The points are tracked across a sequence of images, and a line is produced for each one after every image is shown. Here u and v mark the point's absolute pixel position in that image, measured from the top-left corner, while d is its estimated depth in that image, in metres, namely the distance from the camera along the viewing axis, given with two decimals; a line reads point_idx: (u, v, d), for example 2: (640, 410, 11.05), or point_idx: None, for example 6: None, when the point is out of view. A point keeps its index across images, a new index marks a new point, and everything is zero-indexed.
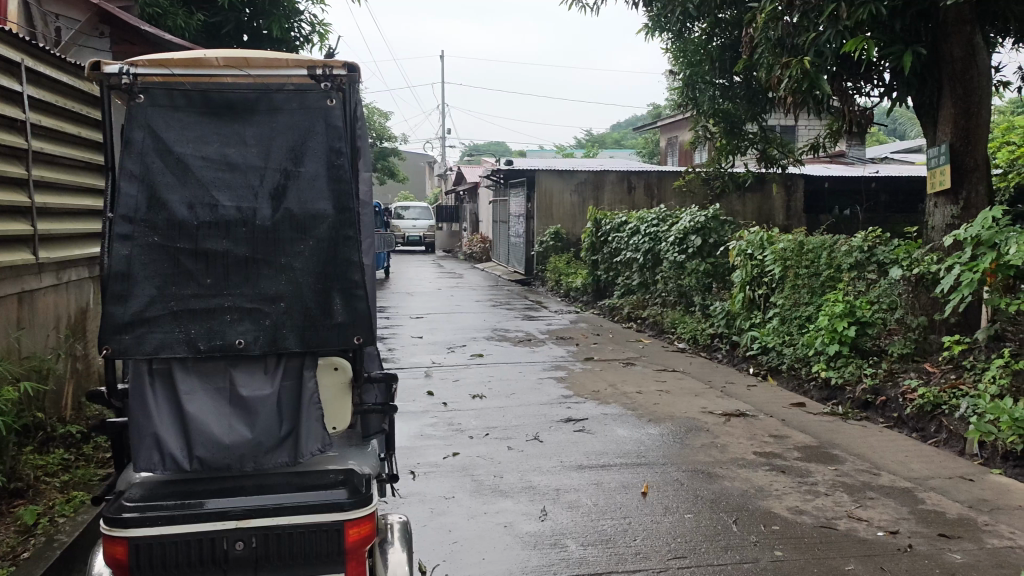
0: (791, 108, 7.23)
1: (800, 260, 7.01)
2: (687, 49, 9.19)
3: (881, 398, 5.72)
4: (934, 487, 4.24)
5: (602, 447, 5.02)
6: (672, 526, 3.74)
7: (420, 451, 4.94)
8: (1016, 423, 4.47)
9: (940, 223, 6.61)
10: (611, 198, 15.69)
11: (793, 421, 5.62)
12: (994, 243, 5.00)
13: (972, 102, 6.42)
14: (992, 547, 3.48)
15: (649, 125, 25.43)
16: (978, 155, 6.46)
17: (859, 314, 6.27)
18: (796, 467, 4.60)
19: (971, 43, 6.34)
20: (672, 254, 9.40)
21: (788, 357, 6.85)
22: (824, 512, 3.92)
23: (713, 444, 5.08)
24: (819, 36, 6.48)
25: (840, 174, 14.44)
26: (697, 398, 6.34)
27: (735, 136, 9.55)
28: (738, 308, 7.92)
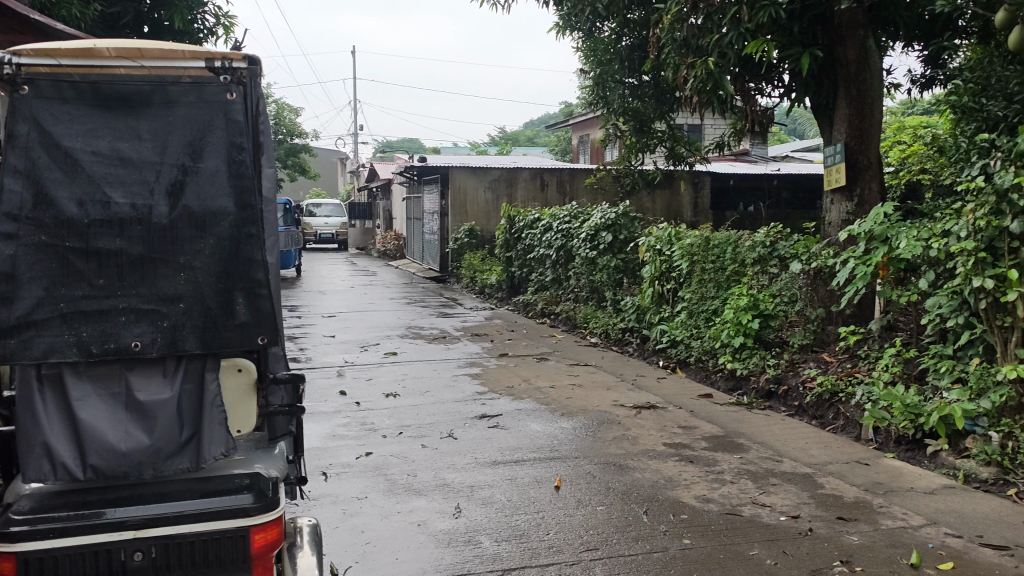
0: (697, 107, 7.42)
1: (706, 255, 7.21)
2: (597, 48, 9.32)
3: (783, 387, 5.94)
4: (832, 472, 4.42)
5: (516, 443, 5.04)
6: (584, 519, 3.78)
7: (332, 451, 4.86)
8: (908, 409, 4.73)
9: (836, 219, 6.87)
10: (524, 195, 15.80)
11: (701, 412, 5.77)
12: (886, 237, 5.25)
13: (865, 103, 6.72)
14: (887, 528, 3.65)
15: (560, 124, 25.69)
16: (871, 155, 6.77)
17: (762, 306, 6.48)
18: (704, 457, 4.73)
19: (863, 46, 6.62)
20: (584, 250, 9.53)
21: (695, 349, 7.04)
22: (730, 499, 4.05)
23: (624, 436, 5.17)
24: (722, 38, 6.63)
25: (745, 172, 14.92)
26: (609, 391, 6.45)
27: (645, 134, 9.76)
28: (647, 302, 8.08)
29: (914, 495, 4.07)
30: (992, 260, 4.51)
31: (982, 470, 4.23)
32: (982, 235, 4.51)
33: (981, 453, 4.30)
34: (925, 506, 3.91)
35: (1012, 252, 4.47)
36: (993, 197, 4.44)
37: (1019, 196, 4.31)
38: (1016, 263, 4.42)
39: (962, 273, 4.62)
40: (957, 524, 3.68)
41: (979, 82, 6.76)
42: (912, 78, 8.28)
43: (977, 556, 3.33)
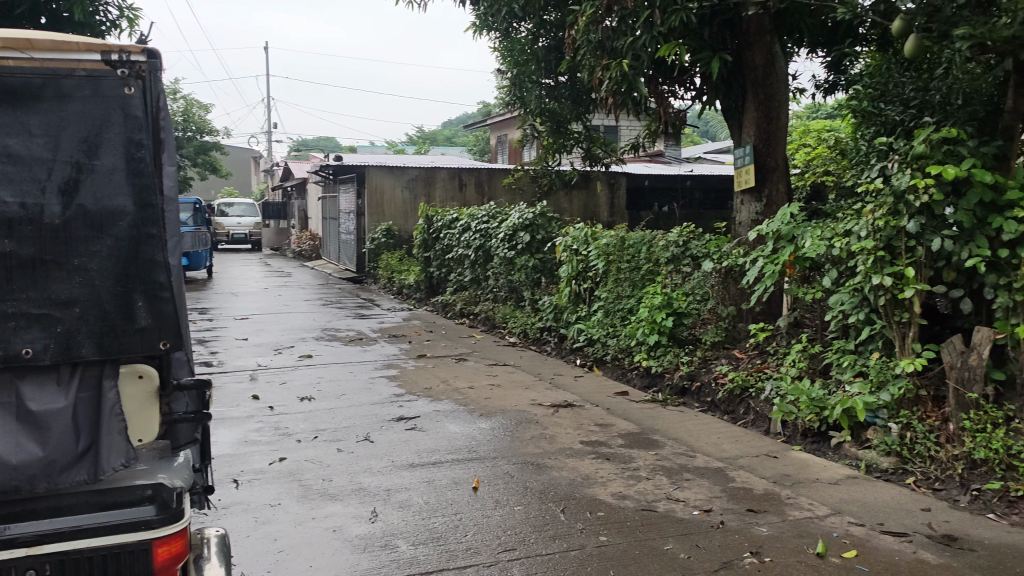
0: (611, 109, 7.51)
1: (621, 255, 7.31)
2: (513, 48, 9.32)
3: (696, 384, 6.07)
4: (743, 466, 4.54)
5: (434, 445, 5.00)
6: (502, 519, 3.78)
7: (243, 458, 4.72)
8: (814, 403, 4.90)
9: (746, 219, 7.05)
10: (441, 195, 15.75)
11: (618, 409, 5.85)
12: (793, 237, 5.43)
13: (772, 106, 6.92)
14: (794, 518, 3.76)
15: (478, 123, 25.70)
16: (777, 156, 6.96)
17: (676, 305, 6.57)
18: (619, 454, 4.79)
19: (770, 51, 6.83)
20: (502, 250, 9.53)
21: (612, 347, 7.12)
22: (645, 495, 4.10)
23: (542, 435, 5.19)
24: (635, 41, 6.73)
25: (659, 173, 15.18)
26: (527, 390, 6.47)
27: (561, 135, 9.85)
28: (564, 302, 8.13)
29: (820, 485, 4.21)
30: (890, 258, 4.71)
31: (883, 460, 4.42)
32: (882, 234, 4.69)
33: (882, 444, 4.48)
34: (830, 496, 4.04)
35: (908, 251, 4.68)
36: (890, 198, 4.63)
37: (915, 196, 4.52)
38: (912, 262, 4.63)
39: (863, 271, 4.79)
40: (860, 513, 3.82)
41: (878, 88, 7.04)
42: (816, 83, 8.57)
43: (879, 544, 3.47)
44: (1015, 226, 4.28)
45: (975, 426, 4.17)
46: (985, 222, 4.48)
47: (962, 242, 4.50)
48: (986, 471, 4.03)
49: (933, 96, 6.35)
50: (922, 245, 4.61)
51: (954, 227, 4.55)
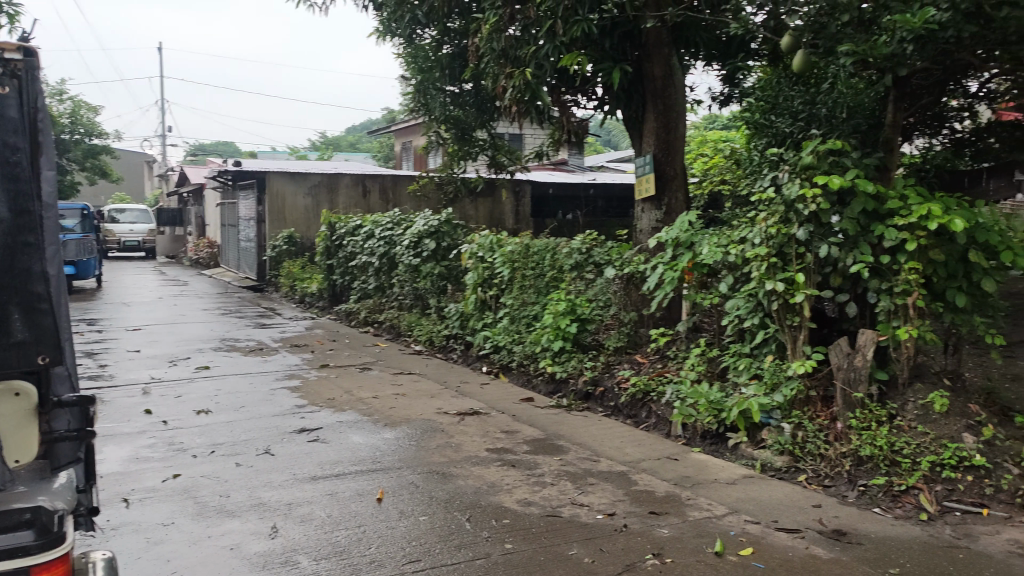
0: (515, 117, 7.55)
1: (526, 262, 7.40)
2: (417, 55, 9.24)
3: (600, 389, 6.16)
4: (645, 469, 4.62)
5: (337, 456, 4.90)
6: (406, 530, 3.73)
7: (135, 476, 4.51)
8: (712, 405, 5.04)
9: (646, 226, 7.19)
10: (345, 202, 15.53)
11: (523, 416, 5.87)
12: (691, 244, 5.60)
13: (671, 117, 7.11)
14: (694, 519, 3.86)
15: (382, 129, 25.45)
16: (676, 165, 7.15)
17: (580, 311, 6.67)
18: (525, 460, 4.81)
19: (668, 63, 7.03)
20: (406, 257, 9.42)
21: (517, 354, 7.13)
22: (550, 501, 4.13)
23: (447, 444, 5.15)
24: (538, 50, 6.82)
25: (563, 181, 15.35)
26: (432, 398, 6.42)
27: (467, 142, 9.87)
28: (470, 309, 8.11)
29: (718, 486, 4.33)
30: (781, 264, 4.89)
31: (776, 459, 4.57)
32: (774, 241, 4.89)
33: (775, 443, 4.63)
34: (727, 496, 4.16)
35: (798, 257, 4.87)
36: (782, 207, 4.85)
37: (803, 205, 4.72)
38: (802, 267, 4.82)
39: (757, 277, 4.97)
40: (755, 511, 3.95)
41: (769, 101, 7.35)
42: (712, 95, 8.84)
43: (774, 540, 3.59)
44: (895, 233, 4.49)
45: (861, 424, 4.39)
46: (868, 230, 4.69)
47: (847, 249, 4.70)
48: (872, 467, 4.23)
49: (820, 109, 6.67)
50: (811, 252, 4.81)
51: (840, 235, 4.75)
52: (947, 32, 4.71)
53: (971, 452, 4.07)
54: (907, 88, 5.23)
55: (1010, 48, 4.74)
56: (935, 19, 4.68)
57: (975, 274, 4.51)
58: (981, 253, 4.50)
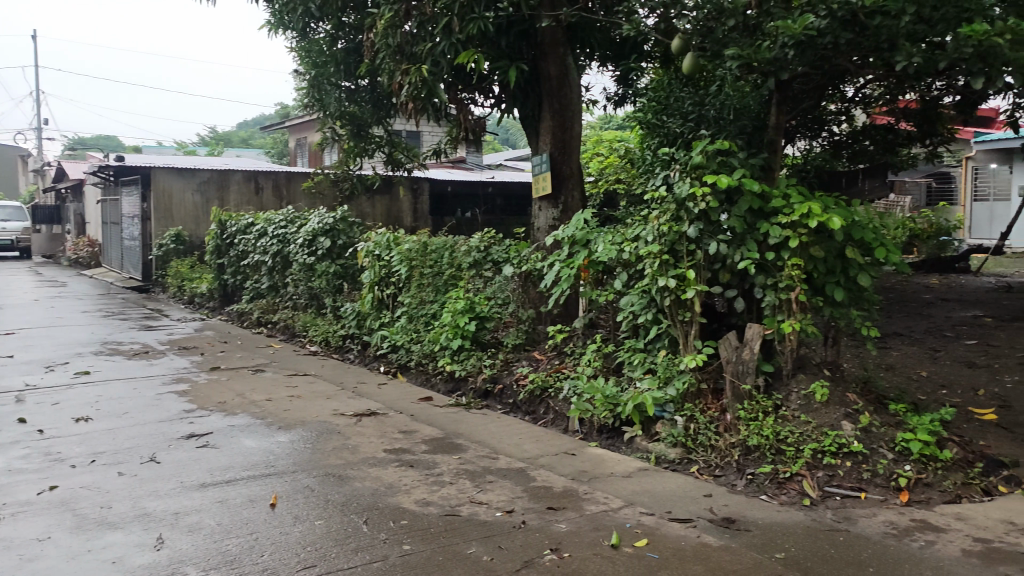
0: (411, 114, 7.49)
1: (424, 260, 7.38)
2: (311, 49, 9.05)
3: (499, 386, 6.17)
4: (543, 465, 4.66)
5: (227, 462, 4.74)
6: (301, 535, 3.63)
7: (6, 489, 4.23)
8: (608, 400, 5.12)
9: (543, 224, 7.24)
10: (236, 199, 15.07)
11: (422, 415, 5.82)
12: (586, 242, 5.67)
13: (567, 116, 7.19)
14: (591, 513, 3.91)
15: (276, 125, 24.79)
16: (572, 164, 7.24)
17: (478, 309, 6.69)
18: (424, 460, 4.77)
19: (563, 63, 7.11)
20: (301, 256, 9.24)
21: (415, 354, 7.05)
22: (449, 500, 4.11)
23: (344, 446, 5.06)
24: (435, 47, 6.77)
25: (462, 179, 15.35)
26: (329, 400, 6.30)
27: (362, 139, 9.65)
28: (367, 309, 7.99)
29: (614, 479, 4.41)
30: (673, 261, 5.01)
31: (670, 451, 4.67)
32: (666, 239, 5.00)
33: (669, 436, 4.75)
34: (623, 489, 4.24)
35: (689, 254, 5.01)
36: (673, 205, 4.97)
37: (694, 204, 4.85)
38: (692, 264, 4.96)
39: (650, 274, 5.07)
40: (650, 503, 4.03)
41: (660, 102, 7.53)
42: (607, 95, 8.97)
43: (667, 531, 3.68)
44: (779, 230, 4.68)
45: (749, 415, 4.56)
46: (754, 228, 4.88)
47: (735, 246, 4.87)
48: (759, 456, 4.39)
49: (709, 111, 6.90)
50: (701, 249, 4.95)
51: (728, 232, 4.91)
52: (825, 38, 4.96)
53: (849, 439, 4.27)
54: (788, 91, 5.45)
55: (882, 54, 5.02)
56: (814, 25, 4.91)
57: (852, 269, 4.76)
58: (857, 250, 4.76)
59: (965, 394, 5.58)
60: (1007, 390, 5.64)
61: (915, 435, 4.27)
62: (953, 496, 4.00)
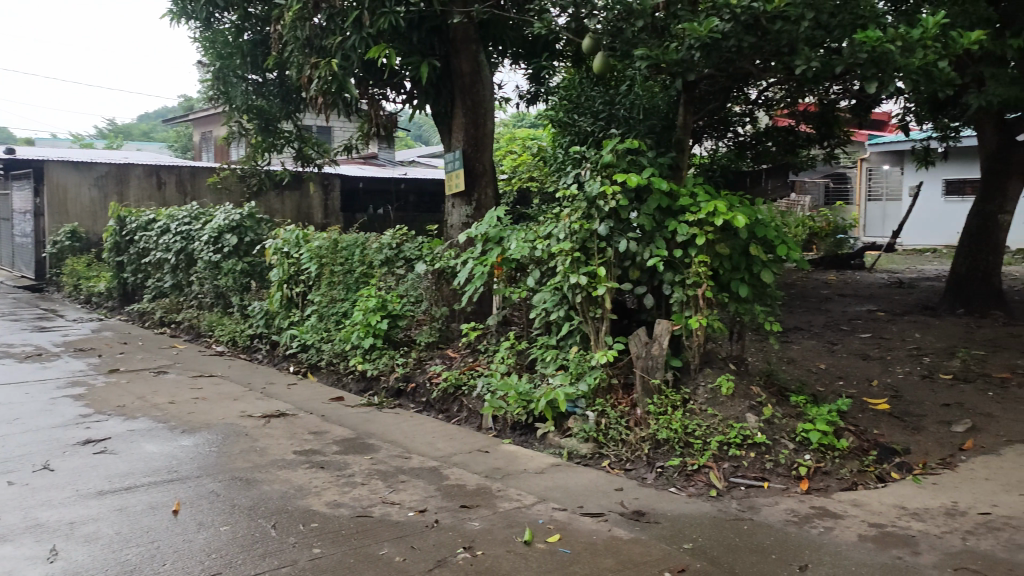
0: (320, 109, 7.36)
1: (334, 257, 7.26)
2: (215, 40, 8.76)
3: (412, 385, 6.12)
4: (456, 463, 4.64)
5: (127, 468, 4.55)
6: (205, 542, 3.52)
7: None
8: (521, 396, 5.12)
9: (456, 222, 7.20)
10: (136, 195, 14.33)
11: (333, 415, 5.72)
12: (499, 239, 5.68)
13: (480, 113, 7.18)
14: (504, 510, 3.92)
15: (180, 117, 23.98)
16: (485, 161, 7.23)
17: (391, 307, 6.63)
18: (334, 461, 4.68)
19: (476, 60, 7.09)
20: (206, 253, 8.96)
21: (326, 353, 6.91)
22: (360, 501, 4.05)
23: (252, 448, 4.92)
24: (345, 41, 6.67)
25: (373, 175, 15.19)
26: (235, 402, 6.12)
27: (271, 134, 9.39)
28: (275, 308, 7.79)
29: (527, 476, 4.42)
30: (584, 259, 5.06)
31: (582, 446, 4.71)
32: (577, 236, 5.05)
33: (581, 431, 4.80)
34: (536, 485, 4.26)
35: (600, 252, 5.07)
36: (583, 204, 5.02)
37: (604, 202, 4.92)
38: (603, 261, 5.03)
39: (562, 271, 5.10)
40: (562, 498, 4.07)
41: (572, 101, 7.58)
42: (520, 93, 8.98)
43: (579, 525, 3.71)
44: (687, 228, 4.79)
45: (659, 410, 4.65)
46: (663, 226, 4.97)
47: (644, 243, 4.96)
48: (668, 450, 4.48)
49: (619, 110, 7.01)
50: (611, 247, 5.03)
51: (638, 230, 5.00)
52: (729, 41, 5.09)
53: (753, 431, 4.40)
54: (695, 92, 5.57)
55: (782, 59, 5.18)
56: (719, 29, 5.03)
57: (755, 266, 4.90)
58: (761, 247, 4.91)
59: (860, 385, 5.84)
60: (899, 381, 5.94)
61: (815, 425, 4.43)
62: (850, 483, 4.17)
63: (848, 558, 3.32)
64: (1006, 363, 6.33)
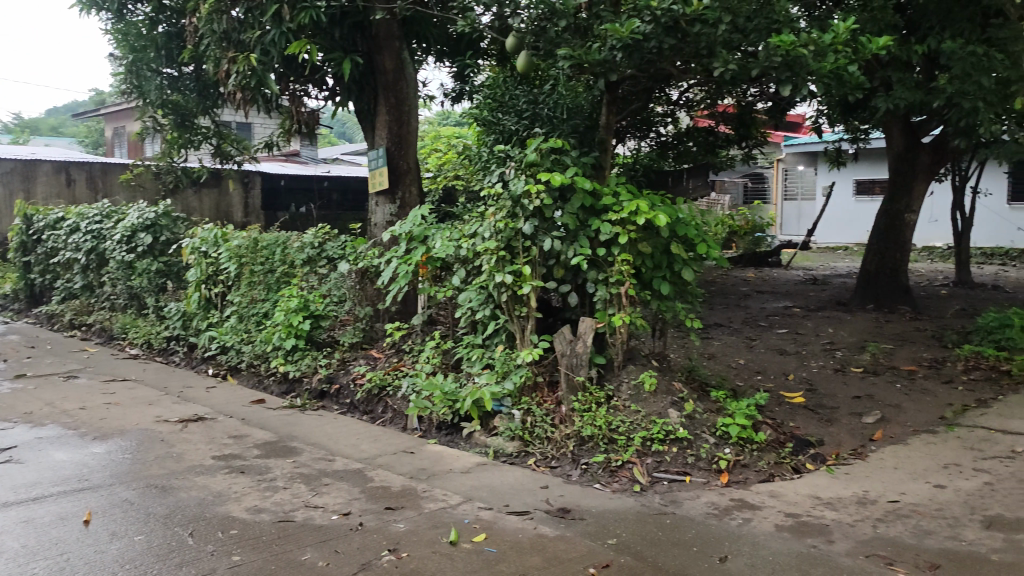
0: (240, 104, 7.19)
1: (254, 257, 7.11)
2: (128, 32, 8.39)
3: (335, 386, 6.03)
4: (381, 464, 4.59)
5: (34, 477, 4.34)
6: (118, 553, 3.39)
7: None
8: (447, 396, 5.10)
9: (380, 220, 7.13)
10: (43, 191, 13.56)
11: (254, 418, 5.59)
12: (424, 238, 5.64)
13: (403, 110, 7.11)
14: (430, 510, 3.89)
15: (91, 111, 23.09)
16: (410, 159, 7.17)
17: (313, 307, 6.51)
18: (255, 465, 4.57)
19: (399, 57, 7.02)
20: (118, 253, 8.63)
21: (246, 354, 6.75)
22: (282, 505, 3.96)
23: (168, 454, 4.77)
24: (264, 35, 6.51)
25: (296, 173, 14.92)
26: (150, 406, 5.91)
27: (187, 130, 9.21)
28: (193, 308, 7.57)
29: (453, 476, 4.40)
30: (509, 258, 5.06)
31: (508, 445, 4.72)
32: (502, 235, 5.05)
33: (507, 430, 4.80)
34: (462, 485, 4.25)
35: (524, 251, 5.10)
36: (508, 202, 5.01)
37: (528, 201, 4.92)
38: (528, 260, 5.05)
39: (488, 270, 5.09)
40: (488, 497, 4.06)
41: (496, 99, 7.57)
42: (445, 91, 8.94)
43: (505, 524, 3.71)
44: (610, 227, 4.84)
45: (583, 407, 4.70)
46: (586, 225, 5.02)
47: (568, 242, 5.00)
48: (592, 447, 4.52)
49: (543, 109, 7.05)
50: (536, 246, 5.06)
51: (562, 228, 5.03)
52: (651, 43, 5.15)
53: (676, 427, 4.48)
54: (617, 92, 5.64)
55: (701, 60, 5.29)
56: (640, 30, 5.10)
57: (677, 264, 5.00)
58: (681, 245, 5.00)
59: (777, 379, 6.01)
60: (813, 374, 6.14)
61: (734, 419, 4.55)
62: (767, 475, 4.29)
63: (766, 548, 3.41)
64: (913, 356, 6.61)
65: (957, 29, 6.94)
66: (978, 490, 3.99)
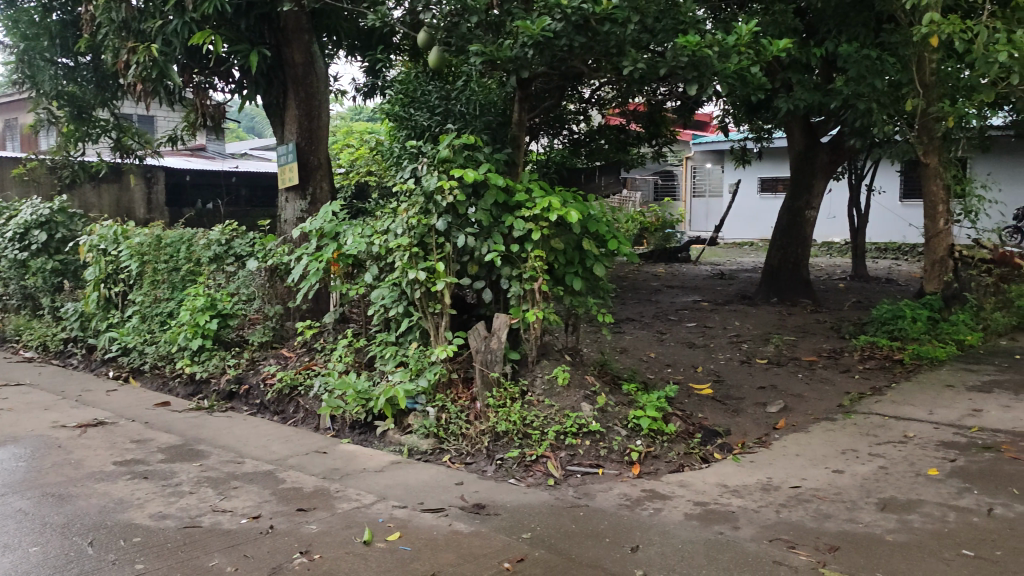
0: (140, 96, 6.91)
1: (157, 254, 6.87)
2: (19, 20, 7.98)
3: (244, 387, 5.88)
4: (292, 466, 4.50)
5: None
6: (11, 566, 3.21)
7: None
8: (359, 395, 5.03)
9: (291, 217, 7.00)
10: None
11: (158, 422, 5.40)
12: (335, 235, 5.55)
13: (314, 104, 6.97)
14: (343, 510, 3.84)
15: None
16: (320, 154, 7.04)
17: (219, 306, 6.30)
18: (159, 470, 4.42)
19: (308, 50, 6.89)
20: (9, 251, 8.19)
21: (150, 356, 6.52)
22: (188, 511, 3.84)
23: (65, 461, 4.56)
24: (165, 25, 6.32)
25: (201, 168, 14.45)
26: (46, 411, 5.64)
27: (84, 122, 8.82)
28: (91, 309, 7.26)
29: (367, 475, 4.35)
30: (423, 254, 5.03)
31: (422, 442, 4.69)
32: (415, 232, 5.02)
33: (421, 427, 4.77)
34: (376, 484, 4.20)
35: (438, 247, 5.07)
36: (421, 198, 4.97)
37: (441, 197, 4.88)
38: (442, 256, 5.03)
39: (401, 266, 5.04)
40: (403, 495, 4.04)
41: (408, 95, 7.51)
42: (356, 86, 8.81)
43: (419, 522, 3.69)
44: (523, 223, 4.86)
45: (498, 403, 4.72)
46: (500, 221, 5.03)
47: (482, 238, 4.99)
48: (507, 442, 4.54)
49: (456, 105, 7.03)
50: (449, 242, 5.03)
51: (475, 225, 5.02)
52: (561, 40, 5.19)
53: (588, 420, 4.55)
54: (529, 89, 5.67)
55: (610, 59, 5.36)
56: (551, 28, 5.12)
57: (588, 260, 5.08)
58: (593, 242, 5.07)
59: (686, 372, 6.16)
60: (720, 366, 6.32)
61: (645, 412, 4.65)
62: (677, 465, 4.39)
63: (676, 536, 3.50)
64: (814, 347, 6.88)
65: (854, 32, 7.22)
66: (873, 474, 4.19)
